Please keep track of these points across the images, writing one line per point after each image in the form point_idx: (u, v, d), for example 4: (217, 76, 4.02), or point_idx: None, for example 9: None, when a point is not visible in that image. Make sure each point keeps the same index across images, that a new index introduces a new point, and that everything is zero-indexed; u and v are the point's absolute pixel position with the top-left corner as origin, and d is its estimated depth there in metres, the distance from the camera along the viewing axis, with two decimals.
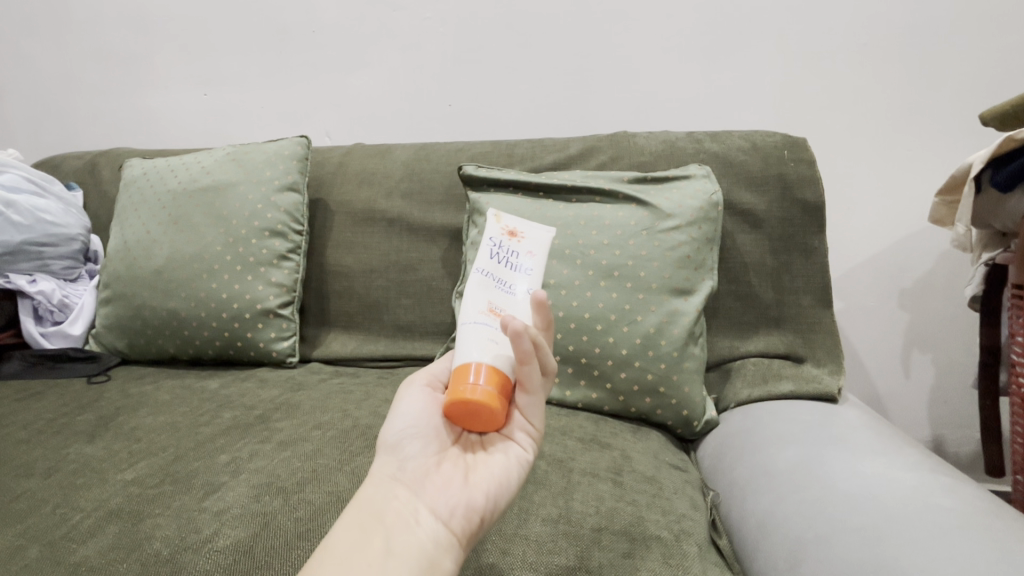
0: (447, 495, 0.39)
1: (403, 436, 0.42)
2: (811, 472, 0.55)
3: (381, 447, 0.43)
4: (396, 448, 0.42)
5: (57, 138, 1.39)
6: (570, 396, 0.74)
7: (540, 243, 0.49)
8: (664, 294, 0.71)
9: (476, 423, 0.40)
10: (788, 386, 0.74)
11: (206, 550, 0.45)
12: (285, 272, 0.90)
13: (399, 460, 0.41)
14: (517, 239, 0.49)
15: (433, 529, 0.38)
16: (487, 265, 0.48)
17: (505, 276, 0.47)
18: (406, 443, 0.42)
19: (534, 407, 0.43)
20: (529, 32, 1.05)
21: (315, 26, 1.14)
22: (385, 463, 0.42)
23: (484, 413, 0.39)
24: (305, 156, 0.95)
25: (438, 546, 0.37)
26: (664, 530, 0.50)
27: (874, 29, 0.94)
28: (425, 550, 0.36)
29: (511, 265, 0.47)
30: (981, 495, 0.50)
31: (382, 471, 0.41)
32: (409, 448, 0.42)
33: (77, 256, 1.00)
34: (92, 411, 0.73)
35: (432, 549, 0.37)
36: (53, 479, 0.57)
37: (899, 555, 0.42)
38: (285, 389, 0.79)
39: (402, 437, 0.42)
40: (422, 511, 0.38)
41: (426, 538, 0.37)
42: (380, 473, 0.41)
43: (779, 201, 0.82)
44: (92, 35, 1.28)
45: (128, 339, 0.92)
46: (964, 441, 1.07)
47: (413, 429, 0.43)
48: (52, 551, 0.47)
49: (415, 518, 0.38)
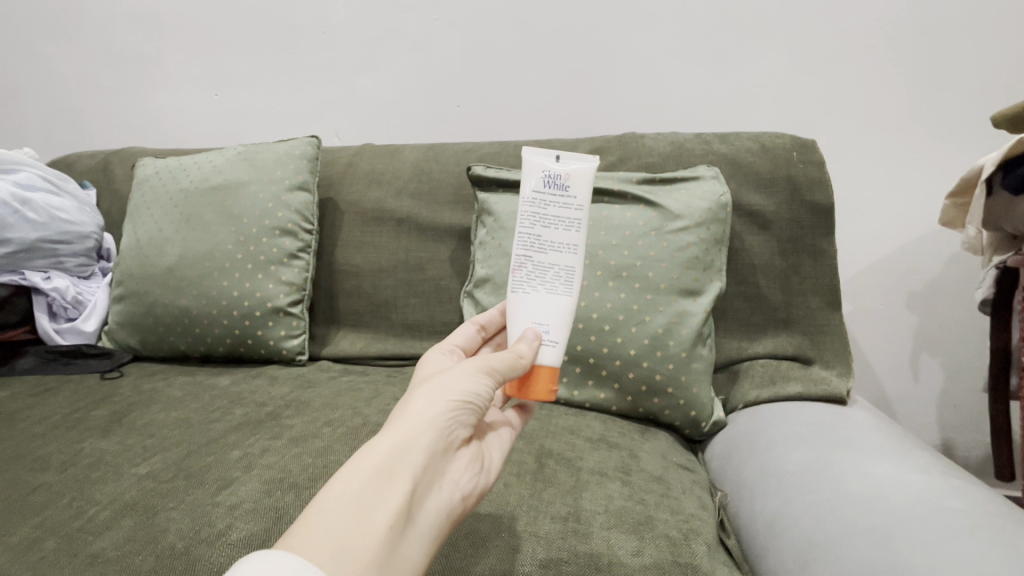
0: (465, 476, 0.41)
1: (455, 403, 0.41)
2: (821, 473, 0.55)
3: (429, 396, 0.41)
4: (452, 410, 0.40)
5: (70, 137, 1.41)
6: (578, 395, 0.74)
7: (532, 169, 0.51)
8: (674, 295, 0.71)
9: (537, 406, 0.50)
10: (796, 387, 0.74)
11: (219, 543, 0.46)
12: (295, 271, 0.91)
13: (444, 423, 0.40)
14: (567, 179, 0.50)
15: (450, 502, 0.40)
16: (579, 213, 0.50)
17: (560, 225, 0.49)
18: (456, 413, 0.41)
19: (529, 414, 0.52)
20: (539, 32, 1.06)
21: (325, 27, 1.15)
22: (437, 417, 0.39)
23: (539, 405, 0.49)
24: (315, 156, 0.95)
25: (448, 519, 0.39)
26: (673, 529, 0.50)
27: (884, 31, 0.94)
28: (439, 520, 0.38)
29: (548, 216, 0.49)
30: (993, 498, 0.50)
31: (425, 428, 0.39)
32: (454, 418, 0.41)
33: (91, 254, 1.02)
34: (105, 407, 0.74)
35: (442, 519, 0.39)
36: (69, 472, 0.58)
37: (909, 555, 0.42)
38: (296, 387, 0.79)
39: (451, 403, 0.40)
40: (445, 482, 0.40)
41: (441, 508, 0.39)
42: (427, 425, 0.39)
43: (788, 203, 0.82)
44: (106, 36, 1.29)
45: (140, 335, 0.93)
46: (974, 445, 1.06)
47: (471, 401, 0.42)
48: (70, 542, 0.48)
49: (437, 488, 0.39)
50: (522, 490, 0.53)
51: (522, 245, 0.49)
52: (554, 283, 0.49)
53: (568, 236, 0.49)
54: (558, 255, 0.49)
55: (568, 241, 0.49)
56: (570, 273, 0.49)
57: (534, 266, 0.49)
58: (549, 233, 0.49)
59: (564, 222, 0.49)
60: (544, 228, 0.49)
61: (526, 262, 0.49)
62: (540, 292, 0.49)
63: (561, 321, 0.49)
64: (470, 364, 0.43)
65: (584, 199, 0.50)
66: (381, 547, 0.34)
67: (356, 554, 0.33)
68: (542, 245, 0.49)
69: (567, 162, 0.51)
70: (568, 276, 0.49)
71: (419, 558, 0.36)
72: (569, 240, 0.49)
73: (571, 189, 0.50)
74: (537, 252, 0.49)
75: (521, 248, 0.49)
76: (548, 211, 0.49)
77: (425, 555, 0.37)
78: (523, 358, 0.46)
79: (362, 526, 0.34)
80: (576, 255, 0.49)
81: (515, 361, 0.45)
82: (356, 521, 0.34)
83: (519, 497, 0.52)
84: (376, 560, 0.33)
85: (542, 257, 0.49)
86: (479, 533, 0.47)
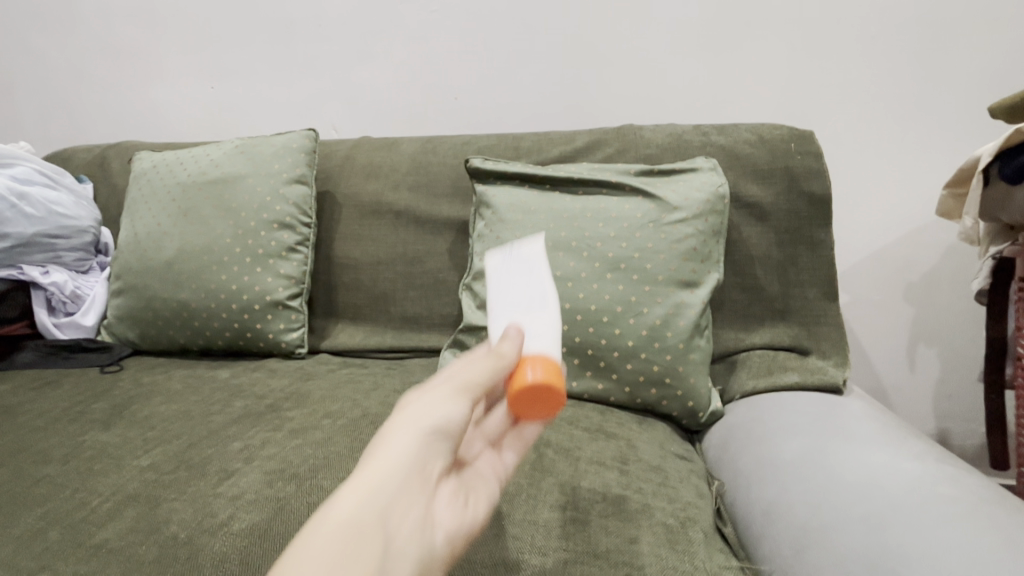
0: (447, 516, 0.35)
1: (429, 434, 0.35)
2: (816, 461, 0.55)
3: (396, 425, 0.35)
4: (426, 443, 0.34)
5: (66, 132, 1.40)
6: (576, 386, 0.75)
7: (490, 258, 0.50)
8: (671, 287, 0.72)
9: (539, 412, 0.37)
10: (793, 377, 0.74)
11: (222, 533, 0.46)
12: (293, 264, 0.91)
13: (418, 461, 0.34)
14: (519, 245, 0.49)
15: (434, 552, 0.33)
16: (539, 258, 0.46)
17: (520, 267, 0.45)
18: (430, 444, 0.35)
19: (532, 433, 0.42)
20: (536, 24, 1.05)
21: (322, 19, 1.15)
22: (410, 453, 0.33)
23: (543, 406, 0.37)
24: (313, 149, 0.95)
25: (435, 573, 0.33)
26: (670, 517, 0.51)
27: (882, 21, 0.94)
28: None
29: (506, 272, 0.45)
30: (987, 484, 0.50)
31: (396, 471, 0.33)
32: (428, 451, 0.35)
33: (88, 248, 1.01)
34: (105, 400, 0.74)
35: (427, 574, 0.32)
36: (71, 465, 0.58)
37: (903, 542, 0.43)
38: (295, 379, 0.80)
39: (425, 435, 0.34)
40: (427, 529, 0.34)
41: (424, 560, 0.33)
42: (399, 461, 0.33)
43: (785, 194, 0.82)
44: (101, 30, 1.28)
45: (139, 329, 0.93)
46: (970, 434, 1.07)
47: (449, 429, 0.35)
48: (74, 533, 0.48)
49: (417, 538, 0.33)
50: (520, 480, 0.53)
51: (490, 298, 0.45)
52: (528, 302, 0.41)
53: (528, 267, 0.45)
54: (527, 284, 0.43)
55: (533, 275, 0.44)
56: (543, 293, 0.42)
57: (505, 303, 0.43)
58: (512, 278, 0.44)
59: (522, 264, 0.45)
60: (507, 278, 0.45)
61: (494, 301, 0.44)
62: (515, 306, 0.42)
63: (546, 322, 0.39)
64: (444, 387, 0.36)
65: (535, 254, 0.46)
66: None
67: None
68: (509, 287, 0.44)
69: (518, 243, 0.49)
70: (541, 292, 0.42)
71: None
72: (532, 274, 0.44)
73: (527, 251, 0.47)
74: (505, 293, 0.43)
75: (491, 300, 0.45)
76: (508, 268, 0.46)
77: None
78: (505, 358, 0.37)
79: None
80: (546, 283, 0.43)
81: (495, 366, 0.37)
82: None
83: (518, 487, 0.52)
84: None
85: (510, 295, 0.43)
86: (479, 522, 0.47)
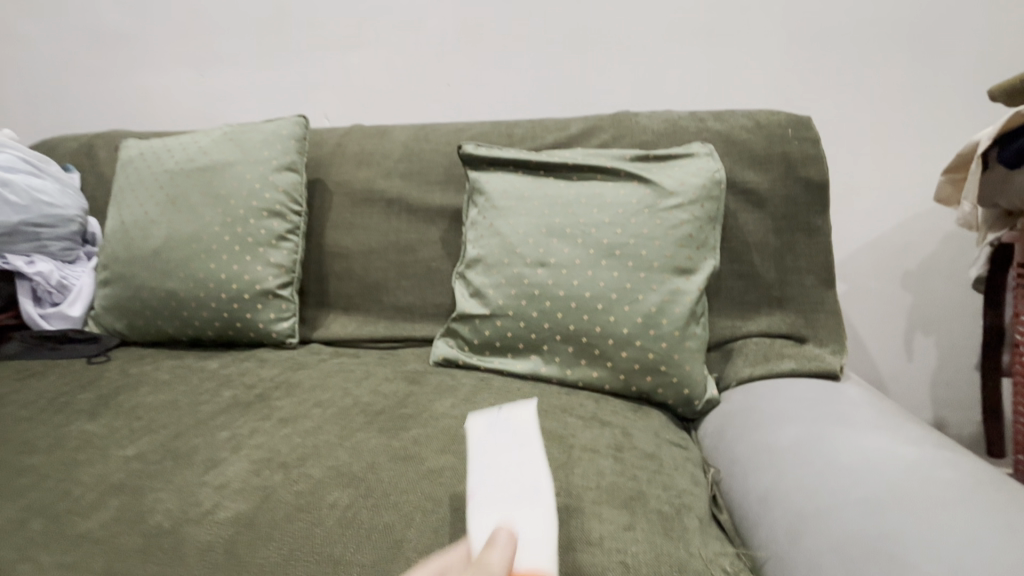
0: None
1: None
2: (813, 447, 0.55)
3: None
4: None
5: (51, 121, 1.37)
6: (570, 374, 0.73)
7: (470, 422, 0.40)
8: (667, 273, 0.71)
9: None
10: (789, 364, 0.74)
11: (207, 522, 0.45)
12: (284, 253, 0.90)
13: None
14: (503, 412, 0.40)
15: None
16: (529, 438, 0.37)
17: (506, 455, 0.36)
18: None
19: None
20: (530, 9, 1.04)
21: (313, 5, 1.13)
22: None
23: None
24: (303, 135, 0.93)
25: None
26: (665, 504, 0.50)
27: (880, 5, 0.93)
28: None
29: (488, 460, 0.36)
30: (984, 468, 0.50)
31: None
32: None
33: (75, 238, 1.00)
34: (91, 391, 0.73)
35: None
36: (54, 455, 0.57)
37: (901, 527, 0.42)
38: (286, 369, 0.78)
39: None
40: None
41: None
42: None
43: (782, 180, 0.81)
44: (87, 16, 1.26)
45: (127, 320, 0.92)
46: (965, 422, 1.07)
47: None
48: (55, 523, 0.47)
49: None
50: None
51: (470, 481, 0.35)
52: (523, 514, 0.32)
53: (518, 453, 0.36)
54: (521, 483, 0.34)
55: (523, 469, 0.35)
56: (539, 497, 0.33)
57: (490, 508, 0.32)
58: (498, 469, 0.35)
59: (511, 445, 0.37)
60: (491, 467, 0.35)
61: (474, 496, 0.34)
62: (506, 512, 0.32)
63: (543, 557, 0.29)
64: None
65: (530, 434, 0.38)
66: None
67: None
68: (495, 479, 0.34)
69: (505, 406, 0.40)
70: (537, 499, 0.33)
71: None
72: (523, 461, 0.35)
73: (515, 426, 0.38)
74: (491, 489, 0.34)
75: (471, 488, 0.35)
76: (493, 456, 0.36)
77: None
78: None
79: None
80: (541, 479, 0.34)
81: None
82: None
83: None
84: None
85: (496, 494, 0.33)
86: None
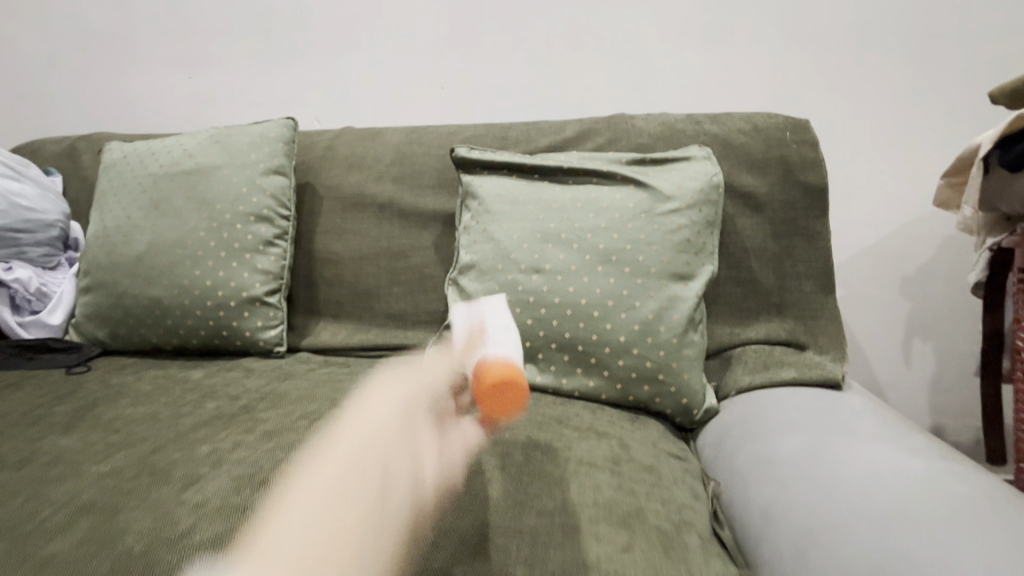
0: (415, 473, 0.41)
1: (385, 414, 0.42)
2: (816, 460, 0.53)
3: (361, 414, 0.43)
4: (393, 415, 0.42)
5: (31, 123, 1.33)
6: (566, 383, 0.71)
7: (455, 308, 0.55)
8: (664, 280, 0.69)
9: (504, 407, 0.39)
10: (789, 372, 0.72)
11: (183, 544, 0.43)
12: (271, 259, 0.87)
13: (382, 424, 0.41)
14: (479, 300, 0.54)
15: (404, 499, 0.40)
16: (500, 302, 0.53)
17: (482, 308, 0.52)
18: (391, 417, 0.42)
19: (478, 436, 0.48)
20: (524, 12, 1.02)
21: (303, 6, 1.11)
22: (376, 422, 0.41)
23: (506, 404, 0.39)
24: (292, 138, 0.91)
25: (403, 522, 0.40)
26: (665, 521, 0.48)
27: (875, 8, 0.93)
28: (394, 515, 0.39)
29: (470, 317, 0.52)
30: (993, 482, 0.48)
31: (365, 428, 0.40)
32: (390, 415, 0.42)
33: (56, 243, 0.97)
34: (68, 403, 0.70)
35: (396, 520, 0.39)
36: (24, 471, 0.54)
37: (911, 544, 0.40)
38: (272, 379, 0.76)
39: (381, 416, 0.42)
40: (402, 473, 0.40)
41: (397, 498, 0.39)
42: (363, 431, 0.40)
43: (781, 184, 0.80)
44: (72, 17, 1.23)
45: (109, 328, 0.89)
46: (964, 429, 1.06)
47: (415, 405, 0.44)
48: (19, 546, 0.44)
49: (394, 476, 0.39)
50: (506, 484, 0.50)
51: (458, 334, 0.50)
52: (493, 329, 0.48)
53: (490, 309, 0.52)
54: (493, 320, 0.49)
55: (496, 309, 0.52)
56: (507, 327, 0.49)
57: (476, 338, 0.48)
58: (477, 315, 0.51)
59: (481, 305, 0.53)
60: (474, 318, 0.52)
61: (461, 337, 0.50)
62: (484, 334, 0.47)
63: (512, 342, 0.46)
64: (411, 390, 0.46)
65: (500, 304, 0.53)
66: (353, 540, 0.34)
67: (334, 553, 0.32)
68: (476, 324, 0.50)
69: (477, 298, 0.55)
70: (506, 327, 0.49)
71: (375, 562, 0.35)
72: (496, 317, 0.50)
73: (488, 301, 0.53)
74: (477, 326, 0.49)
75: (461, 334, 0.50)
76: (473, 313, 0.53)
77: (381, 560, 0.36)
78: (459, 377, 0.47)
79: (321, 523, 0.33)
80: (508, 316, 0.51)
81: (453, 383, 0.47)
82: (304, 525, 0.33)
83: (504, 491, 0.49)
84: (352, 551, 0.33)
85: (477, 326, 0.50)
86: (460, 530, 0.44)
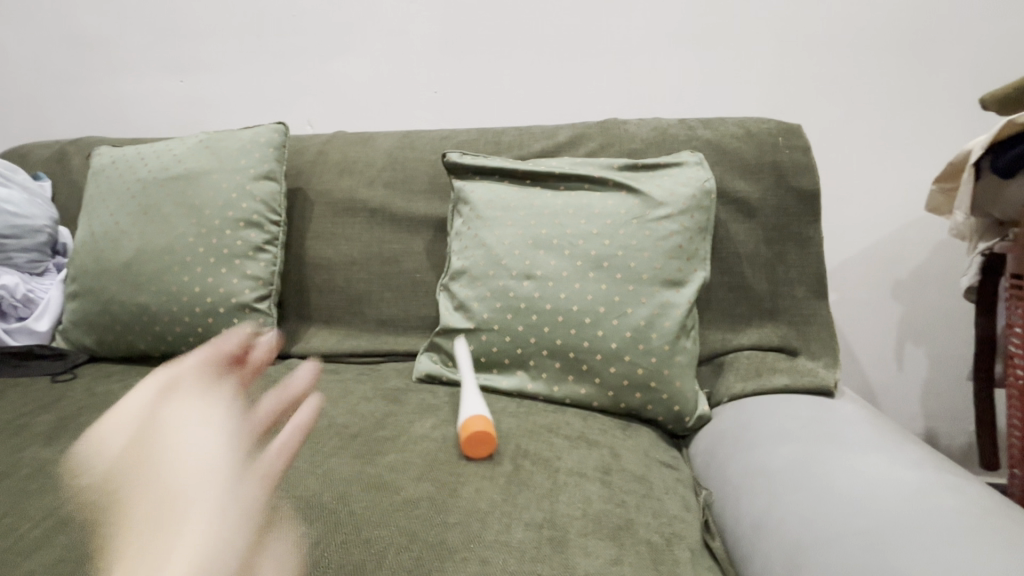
0: (230, 446, 0.46)
1: (185, 434, 0.45)
2: (808, 470, 0.53)
3: (155, 450, 0.44)
4: (193, 429, 0.46)
5: (21, 127, 1.32)
6: (557, 391, 0.71)
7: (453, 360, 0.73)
8: (656, 286, 0.69)
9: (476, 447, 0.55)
10: (783, 379, 0.71)
11: None
12: (261, 265, 0.86)
13: (190, 445, 0.44)
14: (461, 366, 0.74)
15: (234, 460, 0.45)
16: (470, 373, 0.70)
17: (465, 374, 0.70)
18: (189, 436, 0.45)
19: (272, 402, 0.57)
20: (517, 16, 1.02)
21: (295, 10, 1.10)
22: (180, 447, 0.44)
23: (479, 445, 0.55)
24: (282, 143, 0.90)
25: (261, 477, 0.46)
26: (655, 534, 0.48)
27: (868, 13, 0.93)
28: (236, 479, 0.44)
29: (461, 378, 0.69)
30: (986, 494, 0.47)
31: (182, 449, 0.44)
32: (191, 438, 0.45)
33: (44, 249, 0.96)
34: (52, 412, 0.69)
35: (240, 480, 0.44)
36: (3, 484, 0.53)
37: (902, 560, 0.40)
38: (261, 387, 0.75)
39: (183, 439, 0.45)
40: (228, 451, 0.45)
41: (229, 471, 0.44)
42: (179, 452, 0.43)
43: (773, 189, 0.79)
44: (61, 21, 1.22)
45: (97, 335, 0.88)
46: (957, 433, 1.06)
47: (209, 414, 0.49)
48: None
49: (215, 462, 0.43)
50: (494, 495, 0.49)
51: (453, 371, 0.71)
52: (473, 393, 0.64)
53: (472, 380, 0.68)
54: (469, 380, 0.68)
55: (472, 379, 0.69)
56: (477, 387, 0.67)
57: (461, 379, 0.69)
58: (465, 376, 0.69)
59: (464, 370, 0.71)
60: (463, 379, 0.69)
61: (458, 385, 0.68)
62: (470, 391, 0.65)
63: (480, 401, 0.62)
64: (188, 408, 0.49)
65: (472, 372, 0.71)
66: (218, 503, 0.40)
67: (192, 532, 0.37)
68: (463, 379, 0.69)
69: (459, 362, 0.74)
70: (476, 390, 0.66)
71: (254, 501, 0.43)
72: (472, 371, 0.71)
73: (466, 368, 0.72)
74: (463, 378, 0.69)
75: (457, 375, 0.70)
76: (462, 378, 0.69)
77: (257, 497, 0.43)
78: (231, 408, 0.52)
79: (179, 525, 0.38)
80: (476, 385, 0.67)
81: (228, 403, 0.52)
82: (169, 531, 0.37)
83: (492, 502, 0.48)
84: (222, 510, 0.40)
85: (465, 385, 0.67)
86: (446, 544, 0.43)
